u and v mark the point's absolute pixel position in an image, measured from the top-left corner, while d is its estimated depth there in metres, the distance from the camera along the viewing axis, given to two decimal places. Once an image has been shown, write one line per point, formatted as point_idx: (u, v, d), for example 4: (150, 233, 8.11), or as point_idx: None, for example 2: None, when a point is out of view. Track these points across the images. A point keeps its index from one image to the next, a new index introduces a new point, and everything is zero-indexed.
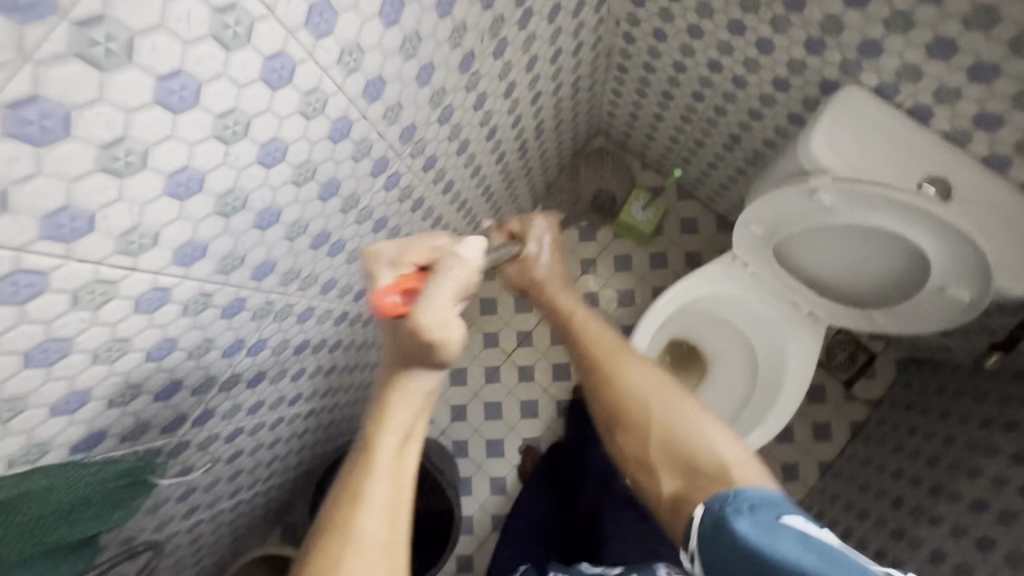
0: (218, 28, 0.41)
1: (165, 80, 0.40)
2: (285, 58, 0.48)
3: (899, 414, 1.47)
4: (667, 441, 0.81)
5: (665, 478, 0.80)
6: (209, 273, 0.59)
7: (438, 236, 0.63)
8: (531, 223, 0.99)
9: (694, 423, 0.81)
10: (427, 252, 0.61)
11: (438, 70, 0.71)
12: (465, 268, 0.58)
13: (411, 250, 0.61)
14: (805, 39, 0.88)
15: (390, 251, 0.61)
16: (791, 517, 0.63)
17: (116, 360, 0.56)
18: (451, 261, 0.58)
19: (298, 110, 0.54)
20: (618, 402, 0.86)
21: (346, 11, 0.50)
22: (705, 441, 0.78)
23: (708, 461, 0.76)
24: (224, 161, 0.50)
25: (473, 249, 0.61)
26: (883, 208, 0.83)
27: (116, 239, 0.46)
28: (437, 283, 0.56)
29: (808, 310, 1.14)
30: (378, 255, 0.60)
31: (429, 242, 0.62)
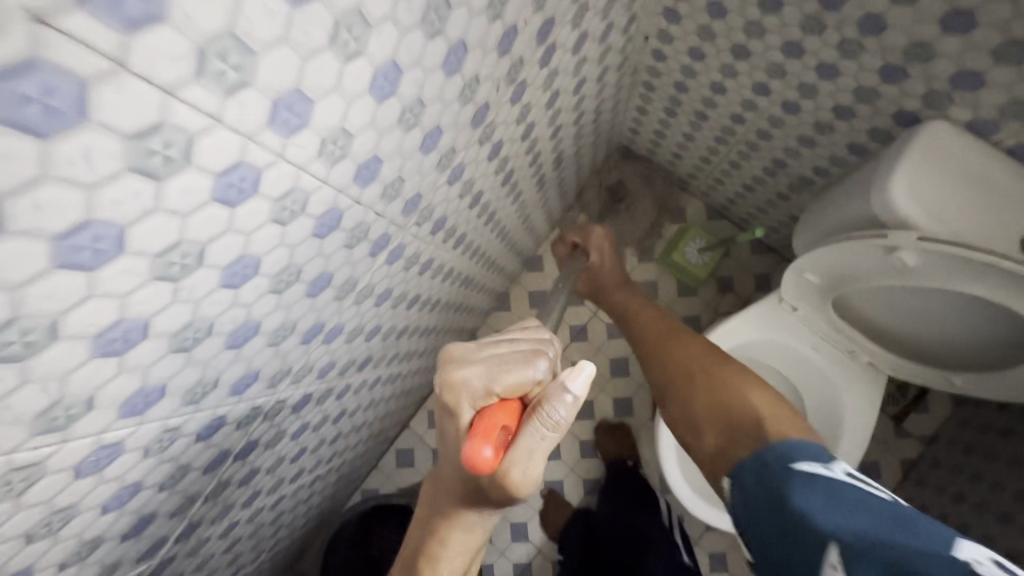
0: (220, 189, 0.35)
1: (68, 237, 0.29)
2: (251, 174, 0.37)
3: (956, 456, 1.33)
4: (712, 400, 0.80)
5: (710, 440, 0.77)
6: (171, 411, 0.48)
7: (532, 365, 0.52)
8: (591, 233, 1.20)
9: (739, 387, 0.79)
10: (521, 383, 0.51)
11: (447, 132, 0.58)
12: (569, 407, 0.47)
13: (499, 380, 0.50)
14: (881, 66, 0.74)
15: (475, 380, 0.50)
16: (805, 463, 0.59)
17: (64, 529, 0.46)
18: (549, 399, 0.47)
19: (271, 218, 0.42)
20: (671, 369, 0.91)
21: (327, 95, 0.38)
22: (745, 399, 0.76)
23: (747, 417, 0.73)
24: (174, 300, 0.38)
25: (582, 380, 0.46)
26: (975, 273, 0.70)
27: (32, 424, 0.35)
28: (535, 426, 0.48)
29: (866, 361, 1.01)
30: (466, 386, 0.50)
31: (523, 372, 0.51)
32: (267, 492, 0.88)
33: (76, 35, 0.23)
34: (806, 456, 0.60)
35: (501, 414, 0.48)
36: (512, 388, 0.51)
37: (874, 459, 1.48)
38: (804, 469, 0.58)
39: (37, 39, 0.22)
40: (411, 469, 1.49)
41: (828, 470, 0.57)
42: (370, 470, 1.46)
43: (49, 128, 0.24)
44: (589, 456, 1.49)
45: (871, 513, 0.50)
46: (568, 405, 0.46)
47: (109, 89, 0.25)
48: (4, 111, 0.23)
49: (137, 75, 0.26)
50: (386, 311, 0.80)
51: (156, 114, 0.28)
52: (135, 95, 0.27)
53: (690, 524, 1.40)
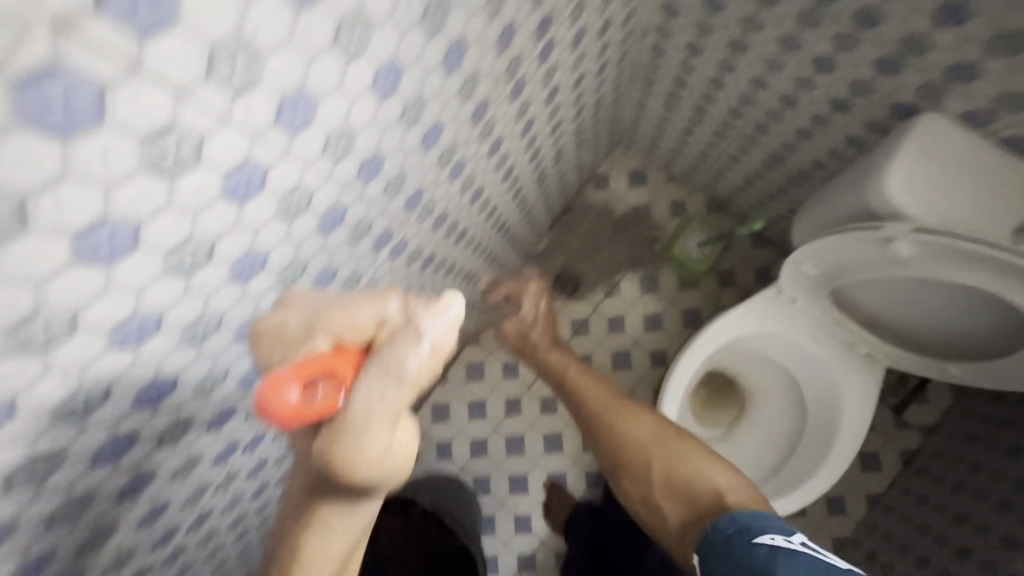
0: (229, 187, 0.37)
1: (88, 232, 0.30)
2: (258, 171, 0.38)
3: (955, 446, 1.34)
4: (669, 475, 0.83)
5: (670, 515, 0.81)
6: (183, 403, 0.50)
7: (383, 300, 0.39)
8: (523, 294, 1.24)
9: (689, 459, 0.83)
10: (362, 322, 0.39)
11: (447, 129, 0.59)
12: (427, 356, 0.37)
13: (333, 320, 0.39)
14: (876, 58, 0.75)
15: (297, 325, 0.42)
16: (762, 535, 0.66)
17: (81, 516, 0.48)
18: (400, 341, 0.36)
19: (278, 214, 0.43)
20: (615, 444, 0.90)
21: (330, 95, 0.39)
22: (698, 473, 0.81)
23: (705, 496, 0.78)
24: (187, 294, 0.40)
25: (444, 320, 0.37)
26: (969, 263, 0.71)
27: (53, 414, 0.37)
28: (374, 377, 0.35)
29: (864, 352, 1.02)
30: (279, 331, 0.42)
31: (370, 308, 0.39)
32: (275, 484, 0.90)
33: (94, 42, 0.24)
34: (765, 526, 0.67)
35: (339, 359, 0.37)
36: (354, 330, 0.39)
37: (874, 449, 1.49)
38: (765, 543, 0.64)
39: (59, 44, 0.23)
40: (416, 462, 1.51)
41: (785, 541, 0.64)
42: None
43: (69, 129, 0.26)
44: (591, 449, 1.50)
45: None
46: (422, 352, 0.36)
47: (125, 92, 0.27)
48: (28, 113, 0.24)
49: (152, 77, 0.27)
50: None
51: (169, 115, 0.29)
52: (150, 97, 0.28)
53: None
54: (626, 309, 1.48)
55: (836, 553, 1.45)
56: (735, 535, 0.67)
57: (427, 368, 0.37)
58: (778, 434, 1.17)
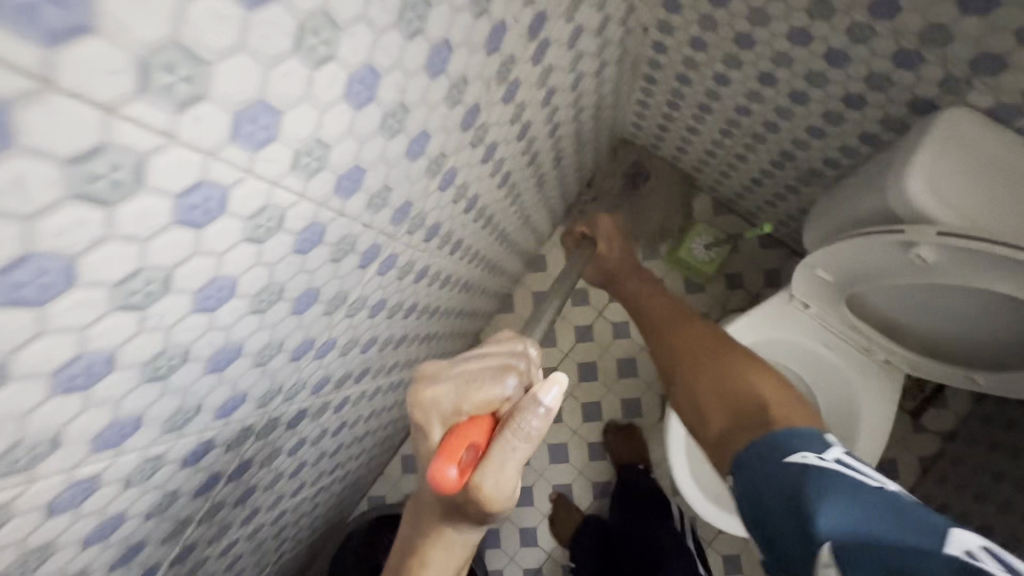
0: (183, 212, 0.33)
1: (7, 272, 0.26)
2: (217, 193, 0.34)
3: (978, 452, 1.28)
4: (718, 388, 0.80)
5: (715, 424, 0.77)
6: (151, 440, 0.46)
7: (500, 380, 0.53)
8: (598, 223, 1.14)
9: (745, 375, 0.79)
10: (490, 399, 0.52)
11: (435, 136, 0.55)
12: (542, 418, 0.49)
13: (469, 399, 0.52)
14: (894, 51, 0.70)
15: (446, 400, 0.52)
16: (793, 454, 0.60)
17: (41, 567, 0.44)
18: (524, 411, 0.49)
19: (245, 237, 0.39)
20: (672, 348, 0.90)
21: (296, 104, 0.35)
22: (751, 387, 0.77)
23: (756, 403, 0.74)
24: (142, 329, 0.36)
25: (552, 395, 0.49)
26: (998, 270, 0.66)
27: None
28: (509, 438, 0.49)
29: (882, 359, 0.97)
30: (435, 405, 0.52)
31: (493, 389, 0.52)
32: (266, 508, 0.86)
33: None
34: (802, 447, 0.61)
35: (475, 429, 0.50)
36: (483, 404, 0.52)
37: (892, 456, 1.44)
38: (796, 460, 0.59)
39: None
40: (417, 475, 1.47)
41: (817, 458, 0.57)
42: (376, 477, 1.44)
43: None
44: (598, 459, 1.45)
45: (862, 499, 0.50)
46: (539, 416, 0.49)
47: (37, 112, 0.23)
48: None
49: (69, 93, 0.23)
50: (382, 322, 0.77)
51: (96, 135, 0.25)
52: (70, 116, 0.24)
53: (702, 526, 1.36)
54: None
55: None
56: (770, 452, 0.63)
57: (544, 426, 0.50)
58: None
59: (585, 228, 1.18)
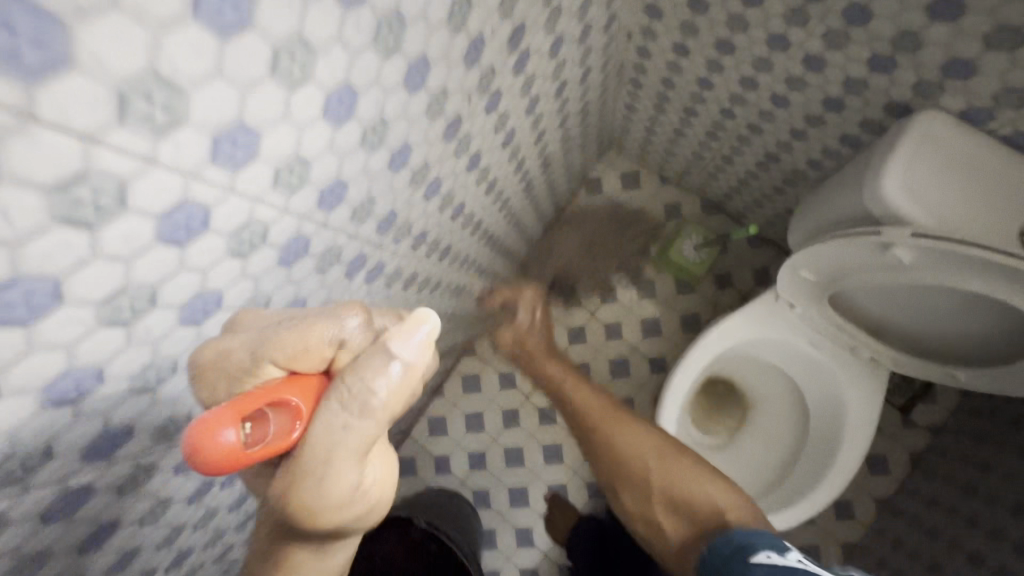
0: (167, 230, 0.34)
1: None
2: (199, 212, 0.35)
3: (965, 446, 1.30)
4: (669, 491, 0.83)
5: (673, 528, 0.81)
6: (143, 450, 0.47)
7: (337, 323, 0.38)
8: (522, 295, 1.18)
9: (696, 478, 0.82)
10: (307, 349, 0.37)
11: (416, 148, 0.56)
12: (395, 380, 0.34)
13: (277, 345, 0.37)
14: (868, 56, 0.71)
15: (239, 353, 0.39)
16: (758, 553, 0.65)
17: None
18: (368, 362, 0.34)
19: (229, 252, 0.41)
20: (616, 456, 0.88)
21: (275, 124, 0.36)
22: (700, 488, 0.81)
23: (707, 511, 0.78)
24: (130, 343, 0.38)
25: (415, 339, 0.35)
26: (972, 270, 0.68)
27: None
28: (337, 406, 0.34)
29: (868, 356, 0.99)
30: (224, 360, 0.40)
31: (325, 330, 0.38)
32: None
33: None
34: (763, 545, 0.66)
35: (292, 386, 0.35)
36: (308, 355, 0.37)
37: (882, 451, 1.45)
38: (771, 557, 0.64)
39: None
40: (414, 477, 1.48)
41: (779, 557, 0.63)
42: None
43: None
44: None
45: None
46: (389, 374, 0.34)
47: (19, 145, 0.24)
48: None
49: (50, 125, 0.25)
50: None
51: (78, 163, 0.27)
52: (53, 148, 0.25)
53: None
54: (624, 314, 1.45)
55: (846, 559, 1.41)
56: (733, 554, 0.67)
57: (397, 392, 0.35)
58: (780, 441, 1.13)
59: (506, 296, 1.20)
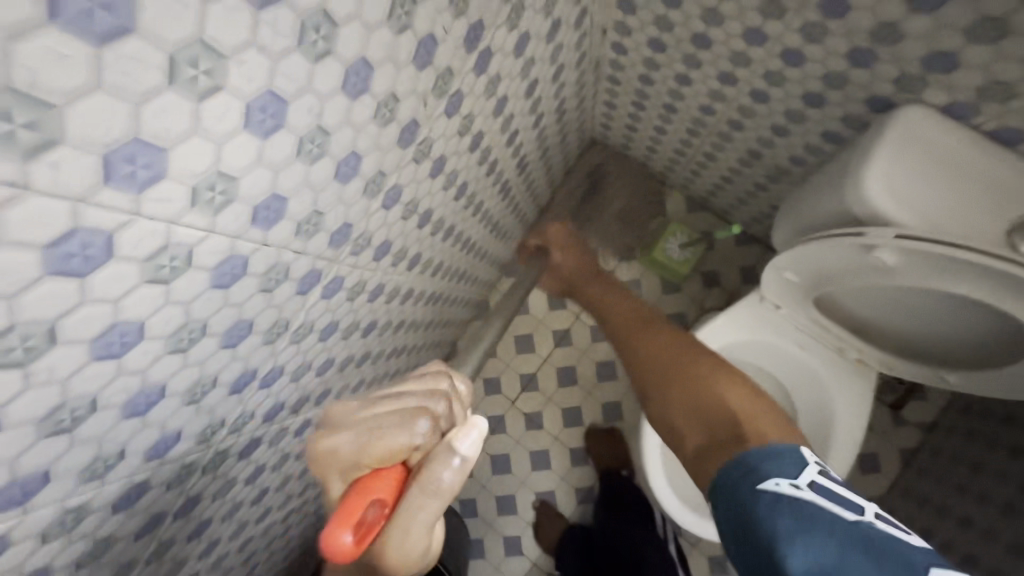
0: (58, 261, 0.30)
1: None
2: (98, 239, 0.32)
3: (957, 443, 1.28)
4: (688, 400, 0.78)
5: (690, 439, 0.75)
6: (67, 492, 0.44)
7: (411, 426, 0.47)
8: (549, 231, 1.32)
9: (718, 389, 0.76)
10: (393, 448, 0.46)
11: (367, 156, 0.52)
12: (457, 473, 0.44)
13: (371, 451, 0.46)
14: (847, 50, 0.68)
15: (344, 454, 0.48)
16: (766, 480, 0.57)
17: None
18: (436, 463, 0.44)
19: (145, 279, 0.37)
20: (653, 362, 0.88)
21: (183, 139, 0.33)
22: (722, 397, 0.75)
23: (723, 415, 0.72)
24: (30, 384, 0.34)
25: (470, 440, 0.44)
26: (959, 272, 0.65)
27: None
28: (418, 492, 0.44)
29: (855, 357, 0.96)
30: (334, 456, 0.48)
31: (401, 437, 0.47)
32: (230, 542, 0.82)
33: None
34: (776, 470, 0.58)
35: (383, 478, 0.44)
36: (390, 458, 0.46)
37: (873, 450, 1.43)
38: (768, 488, 0.56)
39: None
40: None
41: (792, 486, 0.55)
42: None
43: None
44: (580, 464, 1.43)
45: (837, 529, 0.50)
46: (454, 469, 0.44)
47: None
48: None
49: None
50: (337, 343, 0.74)
51: None
52: None
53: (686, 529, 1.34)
54: None
55: None
56: (742, 477, 0.60)
57: (457, 480, 0.45)
58: None
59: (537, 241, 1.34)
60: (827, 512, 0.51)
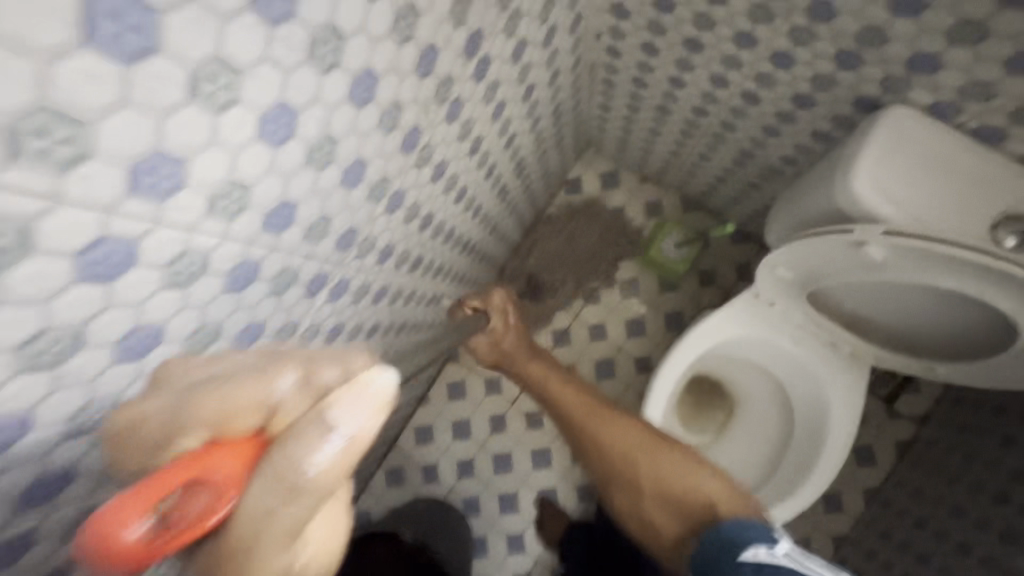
0: (85, 269, 0.32)
1: None
2: (123, 246, 0.33)
3: (949, 435, 1.30)
4: (656, 488, 0.79)
5: (668, 528, 0.77)
6: (90, 492, 0.45)
7: (275, 379, 0.34)
8: (490, 296, 1.13)
9: (683, 472, 0.78)
10: (244, 407, 0.32)
11: (372, 163, 0.54)
12: (338, 455, 0.27)
13: (204, 413, 0.32)
14: (835, 52, 0.71)
15: (164, 426, 0.33)
16: (747, 550, 0.64)
17: None
18: (297, 433, 0.27)
19: (164, 284, 0.38)
20: (603, 455, 0.86)
21: (202, 150, 0.34)
22: (688, 483, 0.77)
23: (698, 506, 0.75)
24: (57, 386, 0.36)
25: (363, 406, 0.28)
26: (946, 266, 0.68)
27: None
28: (268, 477, 0.28)
29: (848, 351, 0.99)
30: (149, 435, 0.34)
31: (257, 393, 0.33)
32: None
33: None
34: (751, 537, 0.65)
35: (218, 453, 0.29)
36: (236, 423, 0.31)
37: (868, 442, 1.46)
38: (750, 560, 0.63)
39: None
40: (401, 489, 1.45)
41: (770, 555, 0.62)
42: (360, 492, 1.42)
43: None
44: None
45: None
46: (330, 446, 0.27)
47: None
48: None
49: None
50: (342, 345, 0.76)
51: None
52: None
53: None
54: (608, 315, 1.43)
55: (836, 552, 1.41)
56: (720, 551, 0.66)
57: (334, 469, 0.27)
58: (765, 439, 1.13)
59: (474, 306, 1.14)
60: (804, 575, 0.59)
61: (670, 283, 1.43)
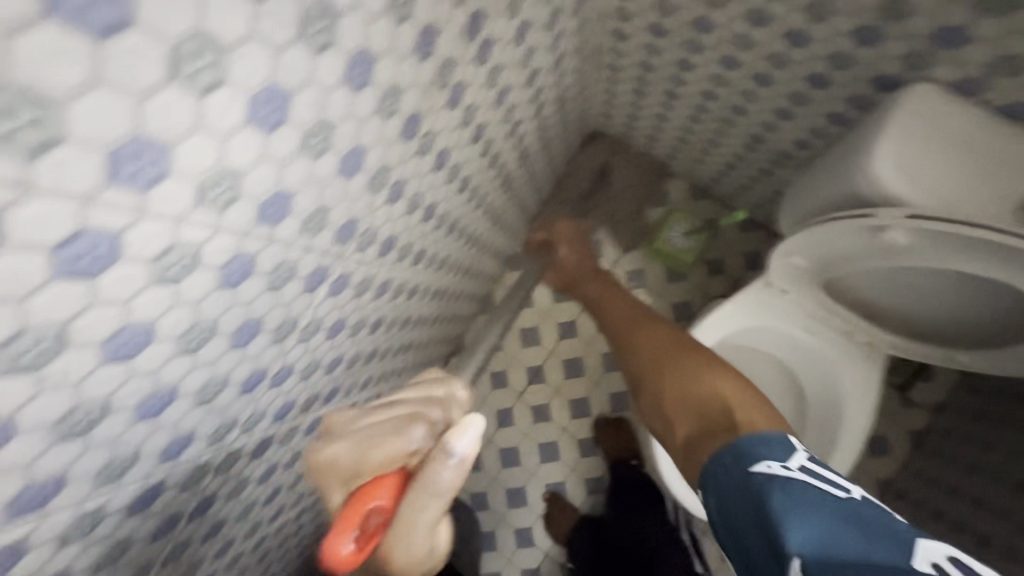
0: (66, 263, 0.30)
1: None
2: (105, 239, 0.31)
3: (967, 424, 1.28)
4: (677, 391, 0.81)
5: (680, 428, 0.77)
6: (82, 497, 0.44)
7: (409, 431, 0.46)
8: (554, 228, 1.31)
9: (705, 376, 0.79)
10: (393, 452, 0.45)
11: (371, 151, 0.52)
12: (456, 470, 0.42)
13: (367, 461, 0.45)
14: (853, 28, 0.67)
15: (338, 461, 0.46)
16: (758, 463, 0.57)
17: None
18: (434, 462, 0.42)
19: (153, 279, 0.36)
20: (637, 360, 0.93)
21: (187, 136, 0.32)
22: (710, 384, 0.77)
23: (715, 403, 0.74)
24: (43, 389, 0.34)
25: (468, 440, 0.41)
26: (971, 251, 0.65)
27: None
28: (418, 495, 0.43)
29: (864, 340, 0.96)
30: (330, 467, 0.46)
31: (398, 442, 0.45)
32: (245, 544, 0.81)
33: None
34: (763, 450, 0.59)
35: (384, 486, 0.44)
36: (387, 463, 0.45)
37: (882, 433, 1.43)
38: (760, 470, 0.56)
39: None
40: None
41: (782, 467, 0.55)
42: None
43: None
44: (590, 455, 1.43)
45: (829, 507, 0.49)
46: (453, 466, 0.41)
47: None
48: None
49: None
50: (344, 341, 0.74)
51: None
52: None
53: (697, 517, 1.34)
54: None
55: None
56: (732, 461, 0.60)
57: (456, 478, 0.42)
58: None
59: (543, 234, 1.33)
60: (816, 491, 0.51)
61: (678, 273, 1.41)
